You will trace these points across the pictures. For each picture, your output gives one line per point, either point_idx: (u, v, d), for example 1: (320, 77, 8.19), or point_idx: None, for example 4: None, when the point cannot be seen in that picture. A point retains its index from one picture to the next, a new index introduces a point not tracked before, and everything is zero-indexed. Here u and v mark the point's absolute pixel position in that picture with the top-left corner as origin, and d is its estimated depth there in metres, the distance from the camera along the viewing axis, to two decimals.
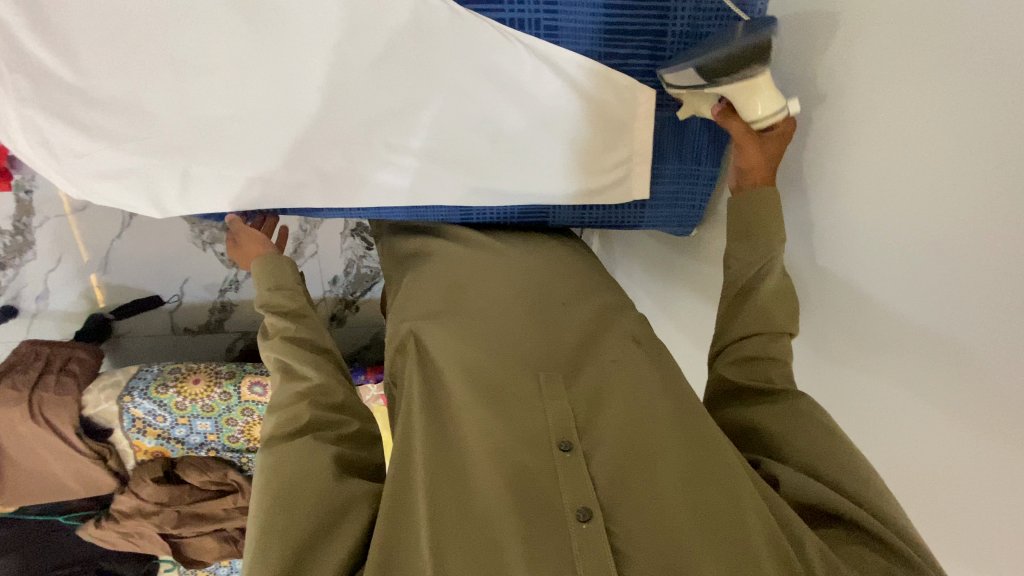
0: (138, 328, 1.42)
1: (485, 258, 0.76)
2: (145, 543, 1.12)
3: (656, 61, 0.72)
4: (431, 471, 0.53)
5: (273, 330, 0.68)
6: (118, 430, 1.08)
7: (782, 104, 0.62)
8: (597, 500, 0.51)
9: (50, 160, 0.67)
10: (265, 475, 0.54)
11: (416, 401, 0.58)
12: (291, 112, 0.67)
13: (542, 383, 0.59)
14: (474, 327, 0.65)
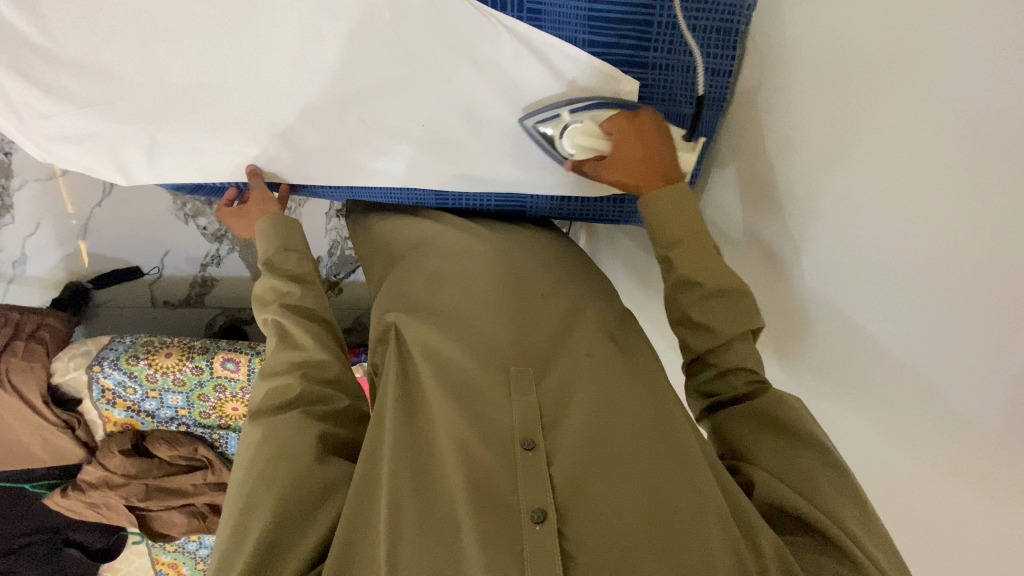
0: (118, 298, 1.41)
1: (467, 244, 0.74)
2: (114, 514, 1.10)
3: (640, 51, 0.69)
4: (394, 464, 0.51)
5: (275, 293, 0.67)
6: (87, 400, 1.07)
7: (588, 126, 0.66)
8: (554, 502, 0.48)
9: (14, 120, 0.65)
10: (245, 452, 0.54)
11: (389, 391, 0.57)
12: (264, 84, 0.65)
13: (511, 377, 0.56)
14: (452, 316, 0.62)
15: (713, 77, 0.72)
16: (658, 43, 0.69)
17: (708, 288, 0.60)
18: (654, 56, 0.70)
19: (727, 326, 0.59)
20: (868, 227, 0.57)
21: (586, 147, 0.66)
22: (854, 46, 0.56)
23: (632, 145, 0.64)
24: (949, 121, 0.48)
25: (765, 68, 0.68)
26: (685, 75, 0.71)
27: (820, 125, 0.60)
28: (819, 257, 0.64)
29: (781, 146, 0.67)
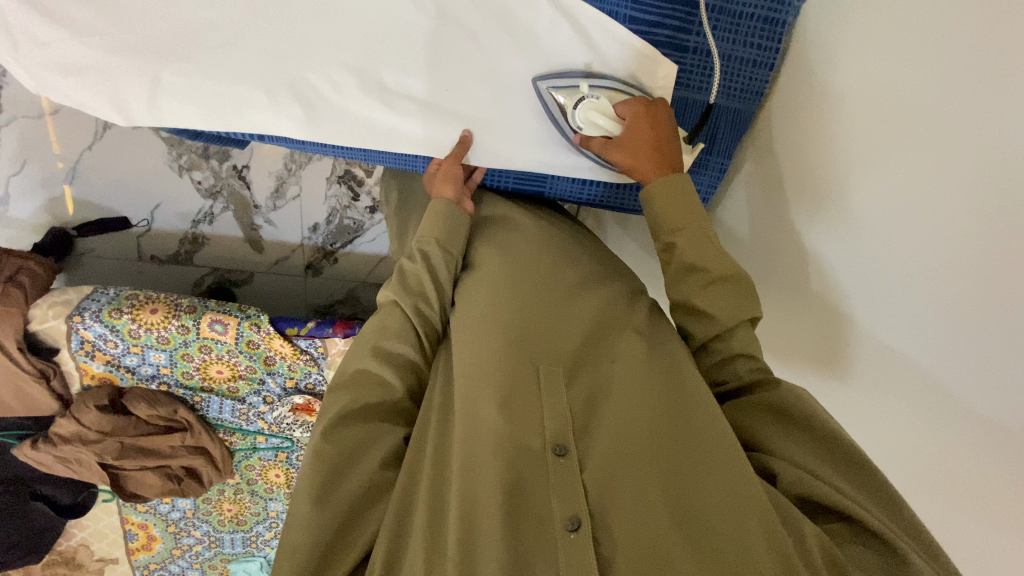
0: (103, 248, 1.36)
1: (497, 236, 0.73)
2: (86, 471, 1.06)
3: (681, 34, 0.67)
4: (433, 471, 0.52)
5: (417, 283, 0.66)
6: (65, 350, 1.03)
7: (600, 105, 0.63)
8: (587, 508, 0.48)
9: (7, 44, 0.61)
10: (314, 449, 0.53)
11: (433, 400, 0.59)
12: (283, 28, 0.63)
13: (541, 380, 0.55)
14: (483, 312, 0.62)
15: (753, 68, 0.69)
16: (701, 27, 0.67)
17: (711, 273, 0.58)
18: (694, 40, 0.67)
19: (727, 311, 0.57)
20: (883, 230, 0.55)
21: (598, 124, 0.63)
22: (892, 42, 0.54)
23: (643, 131, 0.62)
24: (989, 127, 0.45)
25: (804, 64, 0.65)
26: (725, 65, 0.69)
27: (856, 126, 0.58)
28: (832, 263, 0.62)
29: (812, 148, 0.64)
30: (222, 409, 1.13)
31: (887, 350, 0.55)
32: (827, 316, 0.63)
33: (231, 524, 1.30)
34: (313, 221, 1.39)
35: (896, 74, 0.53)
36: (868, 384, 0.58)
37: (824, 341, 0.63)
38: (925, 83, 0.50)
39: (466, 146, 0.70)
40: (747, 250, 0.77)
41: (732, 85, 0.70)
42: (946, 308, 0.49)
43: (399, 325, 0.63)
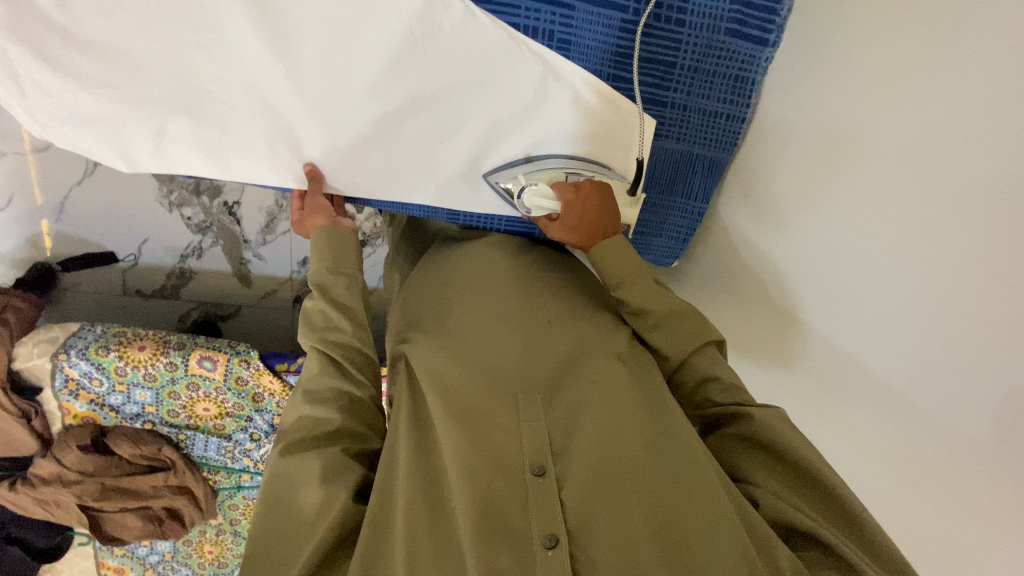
0: (88, 283, 1.35)
1: (478, 267, 0.76)
2: (64, 513, 1.04)
3: (661, 91, 0.71)
4: (409, 487, 0.53)
5: (321, 320, 0.65)
6: (48, 389, 1.02)
7: (540, 192, 0.68)
8: (565, 526, 0.50)
9: (15, 94, 0.63)
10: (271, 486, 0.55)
11: (402, 421, 0.59)
12: (286, 82, 0.66)
13: (520, 404, 0.58)
14: (461, 337, 0.65)
15: (727, 121, 0.74)
16: (680, 85, 0.71)
17: (655, 314, 0.63)
18: (673, 96, 0.72)
19: (682, 342, 0.64)
20: (858, 271, 0.59)
21: (541, 206, 0.69)
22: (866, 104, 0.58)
23: (581, 206, 0.67)
24: (948, 190, 0.49)
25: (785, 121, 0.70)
26: (701, 118, 0.74)
27: (834, 178, 0.62)
28: (813, 302, 0.66)
29: (797, 197, 0.69)
30: (208, 446, 1.11)
31: (866, 391, 0.58)
32: (810, 356, 0.66)
33: (212, 567, 1.26)
34: (303, 255, 1.40)
35: (865, 133, 0.58)
36: (847, 417, 0.61)
37: (810, 380, 0.66)
38: (894, 143, 0.55)
39: (317, 179, 0.73)
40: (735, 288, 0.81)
41: (709, 137, 0.75)
42: (916, 354, 0.53)
43: (316, 358, 0.63)
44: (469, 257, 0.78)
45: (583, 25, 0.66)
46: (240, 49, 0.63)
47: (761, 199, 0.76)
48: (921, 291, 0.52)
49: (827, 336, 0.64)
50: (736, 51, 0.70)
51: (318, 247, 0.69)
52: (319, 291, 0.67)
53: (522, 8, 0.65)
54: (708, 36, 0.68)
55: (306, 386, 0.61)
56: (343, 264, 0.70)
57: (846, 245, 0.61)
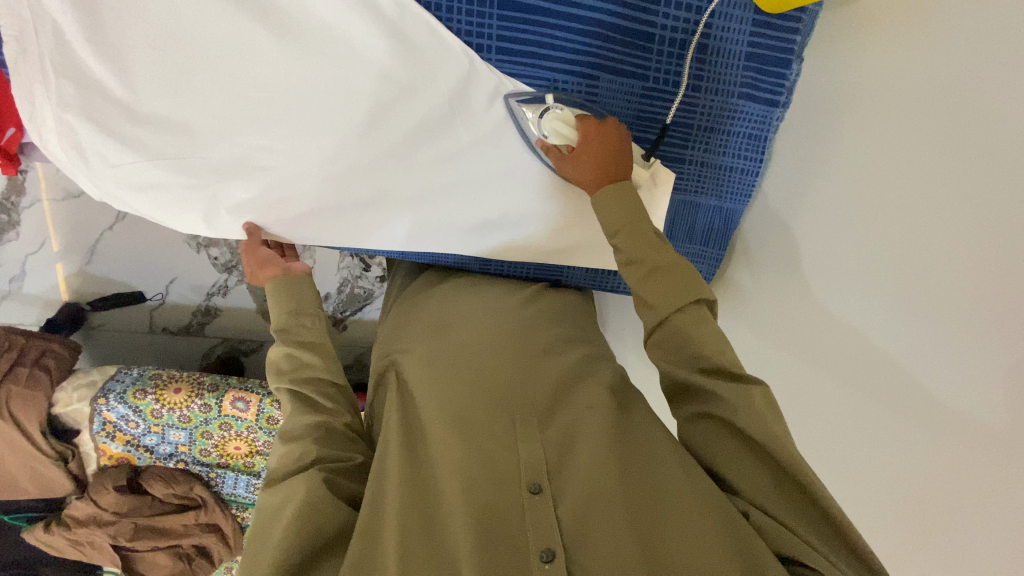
0: (115, 322, 1.39)
1: (475, 302, 0.82)
2: (98, 553, 1.08)
3: (679, 148, 0.76)
4: (403, 498, 0.57)
5: (288, 363, 0.71)
6: (86, 433, 1.05)
7: (566, 116, 0.68)
8: (562, 541, 0.53)
9: (81, 165, 0.68)
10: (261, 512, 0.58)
11: (392, 433, 0.64)
12: (335, 145, 0.71)
13: (515, 424, 0.62)
14: (456, 360, 0.71)
15: (742, 175, 0.78)
16: (697, 144, 0.76)
17: (648, 263, 0.63)
18: (690, 153, 0.76)
19: (670, 296, 0.61)
20: (884, 316, 0.64)
21: (562, 132, 0.68)
22: (909, 172, 0.62)
23: (611, 142, 0.68)
24: (992, 260, 0.53)
25: (821, 177, 0.74)
26: (718, 173, 0.78)
27: (872, 232, 0.66)
28: (838, 345, 0.71)
29: (830, 254, 0.73)
30: (237, 485, 1.13)
31: (907, 441, 0.62)
32: (845, 401, 0.70)
33: None
34: (324, 291, 1.41)
35: (892, 194, 0.64)
36: (879, 451, 0.65)
37: (844, 424, 0.70)
38: (932, 208, 0.59)
39: (259, 233, 0.78)
40: (764, 333, 0.85)
41: (725, 191, 0.79)
42: (960, 408, 0.56)
43: (290, 398, 0.68)
44: (467, 292, 0.85)
45: (608, 93, 0.72)
46: (299, 120, 0.69)
47: (782, 243, 0.81)
48: (946, 331, 0.58)
49: (856, 374, 0.68)
50: (750, 111, 0.74)
51: (279, 292, 0.75)
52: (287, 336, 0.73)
53: (552, 82, 0.70)
54: (723, 100, 0.73)
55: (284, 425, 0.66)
56: (305, 307, 0.76)
57: (872, 293, 0.66)
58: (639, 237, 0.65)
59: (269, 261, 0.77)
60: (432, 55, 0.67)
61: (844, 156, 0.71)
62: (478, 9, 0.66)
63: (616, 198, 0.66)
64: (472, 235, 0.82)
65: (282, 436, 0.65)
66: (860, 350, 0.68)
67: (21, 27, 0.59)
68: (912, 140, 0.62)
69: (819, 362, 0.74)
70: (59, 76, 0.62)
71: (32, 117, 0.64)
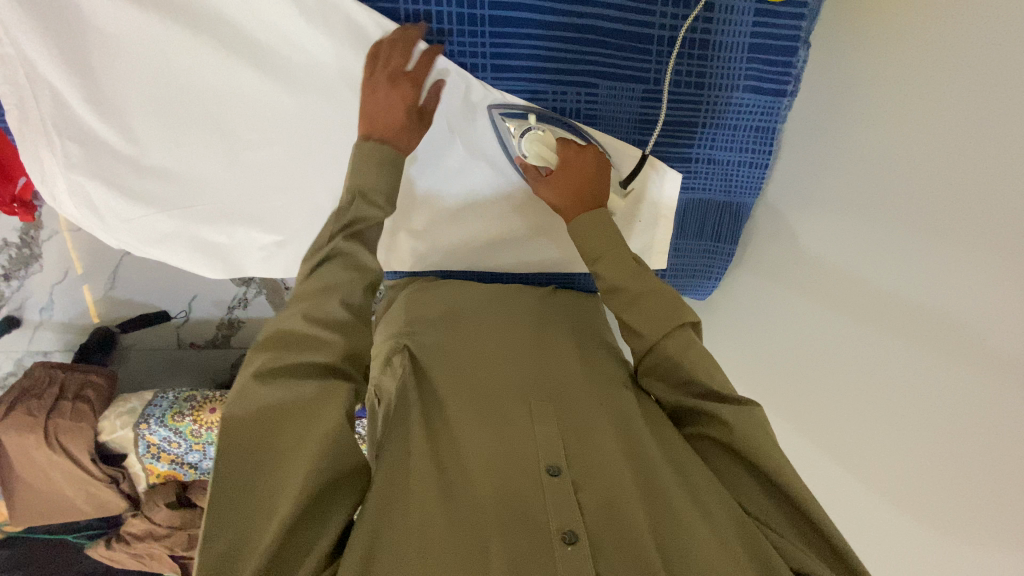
0: (145, 341, 1.43)
1: (481, 293, 0.79)
2: (158, 563, 1.17)
3: (685, 147, 0.75)
4: (420, 473, 0.52)
5: (348, 254, 0.55)
6: (132, 455, 1.10)
7: (547, 138, 0.68)
8: (584, 527, 0.49)
9: (94, 220, 0.70)
10: (245, 434, 0.45)
11: (406, 409, 0.59)
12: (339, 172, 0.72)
13: (533, 411, 0.59)
14: (466, 350, 0.68)
15: (750, 168, 0.77)
16: (702, 140, 0.75)
17: (630, 291, 0.62)
18: (696, 151, 0.75)
19: (654, 326, 0.60)
20: (875, 312, 0.64)
21: (542, 154, 0.68)
22: (917, 169, 0.59)
23: (591, 163, 0.67)
24: (985, 268, 0.52)
25: (828, 167, 0.72)
26: (725, 168, 0.77)
27: (875, 227, 0.65)
28: (837, 341, 0.70)
29: (832, 247, 0.71)
30: None
31: (897, 444, 0.62)
32: (840, 396, 0.69)
33: None
34: None
35: (896, 192, 0.62)
36: (869, 451, 0.66)
37: (834, 416, 0.70)
38: (937, 209, 0.57)
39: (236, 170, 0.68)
40: (765, 324, 0.85)
41: (733, 185, 0.78)
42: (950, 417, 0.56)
43: (344, 268, 0.54)
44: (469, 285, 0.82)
45: (608, 96, 0.70)
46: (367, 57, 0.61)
47: (789, 234, 0.80)
48: (937, 334, 0.57)
49: (846, 373, 0.68)
50: (757, 101, 0.73)
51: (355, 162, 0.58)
52: (371, 219, 0.57)
53: (551, 93, 0.69)
54: (728, 94, 0.72)
55: (325, 285, 0.52)
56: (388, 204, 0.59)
57: (868, 290, 0.65)
58: (623, 264, 0.64)
59: (387, 96, 0.59)
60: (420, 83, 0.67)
61: (848, 148, 0.68)
62: (469, 28, 0.64)
63: (590, 225, 0.65)
64: (480, 248, 0.82)
65: (311, 299, 0.51)
66: (854, 345, 0.67)
67: (19, 93, 0.60)
68: (921, 134, 0.59)
69: (817, 352, 0.74)
70: (64, 138, 0.64)
71: (43, 181, 0.66)
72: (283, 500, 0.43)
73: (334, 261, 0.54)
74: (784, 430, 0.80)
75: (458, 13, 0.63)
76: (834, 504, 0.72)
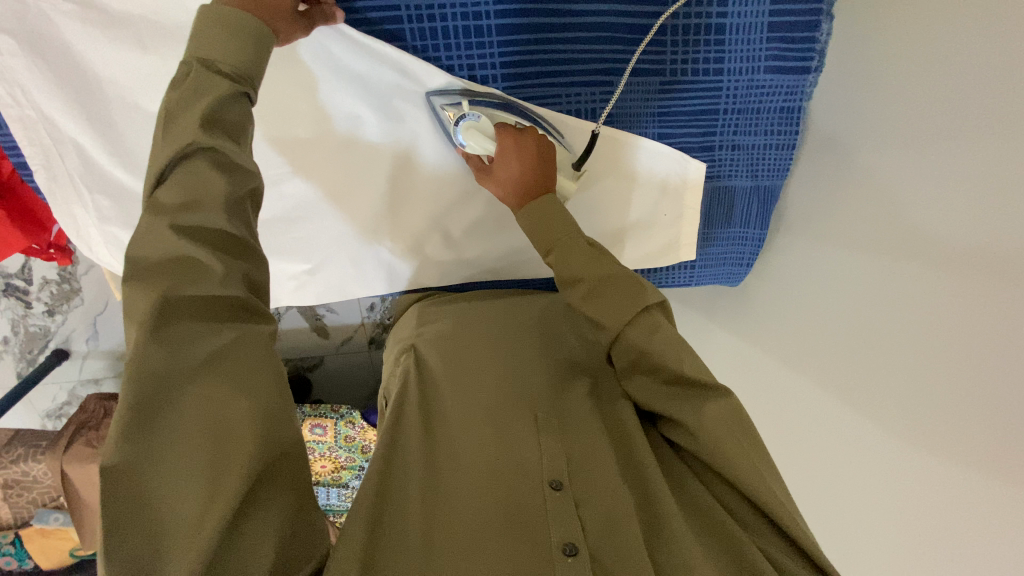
0: None
1: (485, 303, 0.80)
2: None
3: (707, 136, 0.73)
4: (423, 481, 0.53)
5: (202, 163, 0.41)
6: None
7: (483, 126, 0.64)
8: (585, 540, 0.50)
9: None
10: (147, 400, 0.35)
11: (410, 416, 0.60)
12: (362, 191, 0.73)
13: (538, 423, 0.59)
14: (472, 361, 0.69)
15: (777, 151, 0.75)
16: (725, 127, 0.72)
17: (589, 281, 0.58)
18: (719, 139, 0.73)
19: (616, 312, 0.57)
20: (905, 295, 0.62)
21: (478, 142, 0.64)
22: (953, 142, 0.57)
23: (530, 149, 0.63)
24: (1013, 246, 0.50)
25: (856, 143, 0.69)
26: (750, 153, 0.75)
27: (904, 205, 0.62)
28: (856, 323, 0.68)
29: (860, 227, 0.68)
30: (329, 497, 1.19)
31: (928, 429, 0.60)
32: (869, 383, 0.67)
33: None
34: None
35: (929, 170, 0.59)
36: (893, 431, 0.64)
37: (855, 395, 0.69)
38: (967, 185, 0.55)
39: None
40: (779, 307, 0.82)
41: (759, 168, 0.76)
42: (982, 402, 0.55)
43: (212, 168, 0.41)
44: (475, 295, 0.82)
45: (624, 93, 0.69)
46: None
47: (812, 214, 0.77)
48: (970, 316, 0.55)
49: (870, 356, 0.66)
50: (780, 82, 0.70)
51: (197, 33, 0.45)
52: (232, 95, 0.44)
53: (564, 95, 0.68)
54: (749, 78, 0.69)
55: (190, 199, 0.40)
56: (250, 80, 0.46)
57: (896, 273, 0.63)
58: (574, 254, 0.60)
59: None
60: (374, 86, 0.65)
61: (878, 123, 0.65)
62: (475, 41, 0.63)
63: (539, 215, 0.61)
64: (505, 254, 0.82)
65: (170, 215, 0.39)
66: (879, 325, 0.65)
67: (46, 154, 0.62)
68: (948, 114, 0.57)
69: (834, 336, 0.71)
70: (94, 192, 0.66)
71: (78, 235, 0.69)
72: (214, 509, 0.35)
73: (194, 159, 0.41)
74: (799, 414, 0.79)
75: (462, 27, 0.62)
76: (845, 493, 0.72)
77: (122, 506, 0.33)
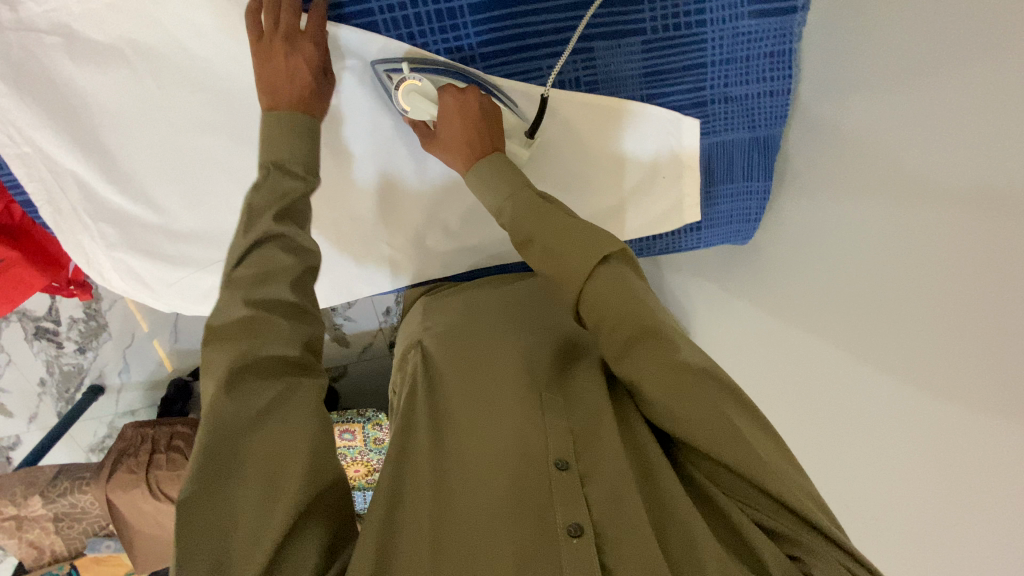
0: None
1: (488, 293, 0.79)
2: None
3: (698, 91, 0.71)
4: (432, 467, 0.53)
5: (276, 251, 0.47)
6: None
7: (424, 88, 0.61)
8: (590, 518, 0.50)
9: (142, 289, 0.74)
10: (214, 439, 0.40)
11: (419, 406, 0.60)
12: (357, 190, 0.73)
13: (544, 403, 0.59)
14: (479, 347, 0.69)
15: (772, 98, 0.73)
16: (714, 81, 0.71)
17: (545, 237, 0.55)
18: (710, 93, 0.71)
19: (574, 267, 0.53)
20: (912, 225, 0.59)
21: (421, 107, 0.61)
22: (949, 60, 0.54)
23: (472, 108, 0.60)
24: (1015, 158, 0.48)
25: (845, 76, 0.66)
26: (745, 103, 0.73)
27: (904, 132, 0.59)
28: (867, 263, 0.66)
29: (857, 163, 0.66)
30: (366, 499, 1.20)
31: (944, 361, 0.57)
32: (881, 324, 0.64)
33: None
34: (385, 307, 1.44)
35: (925, 93, 0.57)
36: (913, 369, 0.61)
37: (870, 340, 0.66)
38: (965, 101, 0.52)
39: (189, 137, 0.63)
40: (784, 259, 0.80)
41: (755, 119, 0.74)
42: (1003, 325, 0.52)
43: (279, 251, 0.47)
44: (479, 284, 0.82)
45: (606, 58, 0.67)
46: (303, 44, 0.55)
47: (809, 159, 0.75)
48: (982, 237, 0.52)
49: (882, 296, 0.64)
50: (768, 28, 0.68)
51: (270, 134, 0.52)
52: (302, 194, 0.50)
53: (546, 68, 0.67)
54: (733, 26, 0.67)
55: (262, 277, 0.45)
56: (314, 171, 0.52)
57: (899, 204, 0.60)
58: (531, 208, 0.57)
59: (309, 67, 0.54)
60: (347, 85, 0.65)
61: (866, 53, 0.63)
62: (450, 23, 0.62)
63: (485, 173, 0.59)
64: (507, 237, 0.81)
65: (247, 292, 0.45)
66: (887, 263, 0.63)
67: (48, 188, 0.64)
68: (938, 33, 0.55)
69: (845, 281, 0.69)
70: (98, 221, 0.67)
71: (89, 264, 0.70)
72: (268, 537, 0.39)
73: (265, 246, 0.47)
74: (805, 366, 0.76)
75: (435, 11, 0.61)
76: (869, 442, 0.68)
77: (194, 537, 0.38)
